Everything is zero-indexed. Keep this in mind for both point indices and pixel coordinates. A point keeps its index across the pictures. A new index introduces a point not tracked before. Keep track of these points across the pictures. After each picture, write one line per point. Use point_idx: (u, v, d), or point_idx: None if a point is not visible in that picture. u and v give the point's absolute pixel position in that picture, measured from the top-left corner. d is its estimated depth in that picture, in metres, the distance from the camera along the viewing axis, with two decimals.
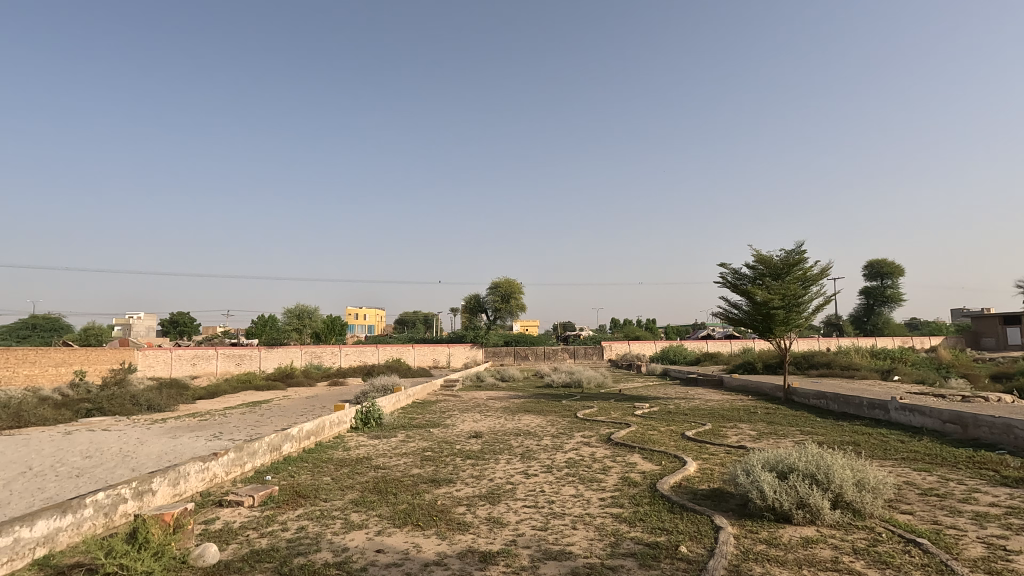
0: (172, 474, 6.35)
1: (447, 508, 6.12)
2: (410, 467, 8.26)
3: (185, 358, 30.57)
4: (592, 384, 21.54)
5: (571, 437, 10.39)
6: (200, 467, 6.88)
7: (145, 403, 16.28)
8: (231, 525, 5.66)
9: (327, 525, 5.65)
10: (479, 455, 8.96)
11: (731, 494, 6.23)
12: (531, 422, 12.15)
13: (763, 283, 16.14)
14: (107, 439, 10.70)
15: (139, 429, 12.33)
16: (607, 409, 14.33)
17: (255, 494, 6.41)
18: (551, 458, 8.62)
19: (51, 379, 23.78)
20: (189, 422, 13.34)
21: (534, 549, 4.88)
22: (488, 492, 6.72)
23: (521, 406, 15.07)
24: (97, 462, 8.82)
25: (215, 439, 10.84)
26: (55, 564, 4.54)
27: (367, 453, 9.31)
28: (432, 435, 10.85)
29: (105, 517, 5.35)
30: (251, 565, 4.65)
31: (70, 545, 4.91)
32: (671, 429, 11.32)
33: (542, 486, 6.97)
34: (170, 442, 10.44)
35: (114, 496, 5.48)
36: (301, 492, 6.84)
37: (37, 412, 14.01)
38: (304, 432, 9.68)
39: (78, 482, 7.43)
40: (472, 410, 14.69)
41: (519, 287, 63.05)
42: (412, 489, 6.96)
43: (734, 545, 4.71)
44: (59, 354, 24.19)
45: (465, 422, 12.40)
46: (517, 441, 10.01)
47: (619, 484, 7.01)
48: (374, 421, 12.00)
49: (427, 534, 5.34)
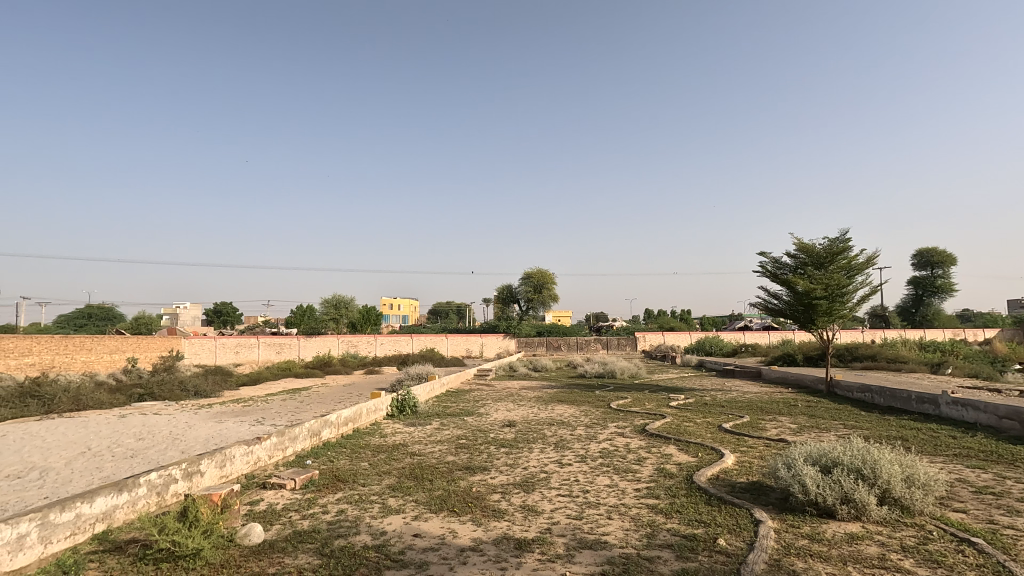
0: (219, 456, 6.61)
1: (482, 495, 6.19)
2: (446, 454, 8.38)
3: (229, 347, 31.78)
4: (625, 375, 21.49)
5: (605, 427, 10.33)
6: (245, 450, 7.14)
7: (192, 389, 17.02)
8: (275, 507, 5.86)
9: (366, 509, 5.79)
10: (513, 444, 8.99)
11: (771, 488, 6.09)
12: (565, 412, 12.11)
13: (805, 272, 15.66)
14: (157, 423, 11.21)
15: (187, 414, 12.89)
16: (642, 400, 14.15)
17: (296, 477, 6.63)
18: (585, 448, 8.59)
19: (106, 365, 24.97)
20: (234, 408, 13.85)
21: (569, 537, 4.89)
22: (522, 481, 6.75)
23: (555, 397, 15.01)
24: (149, 443, 9.26)
25: (259, 424, 11.26)
26: (113, 539, 4.81)
27: (403, 440, 9.49)
28: (466, 423, 11.00)
29: (158, 496, 5.61)
30: (294, 546, 4.80)
31: (126, 521, 5.18)
32: (708, 421, 11.12)
33: (576, 476, 6.97)
34: (217, 426, 10.87)
35: (166, 476, 5.74)
36: (340, 477, 7.03)
37: (94, 396, 14.80)
38: (343, 418, 9.93)
39: (133, 463, 7.82)
40: (505, 399, 14.78)
41: (552, 278, 62.73)
42: (448, 476, 7.06)
43: (774, 540, 4.60)
44: (113, 342, 25.46)
45: (498, 411, 12.44)
46: (551, 431, 10.00)
47: (654, 475, 6.93)
48: (410, 409, 12.21)
49: (463, 520, 5.41)
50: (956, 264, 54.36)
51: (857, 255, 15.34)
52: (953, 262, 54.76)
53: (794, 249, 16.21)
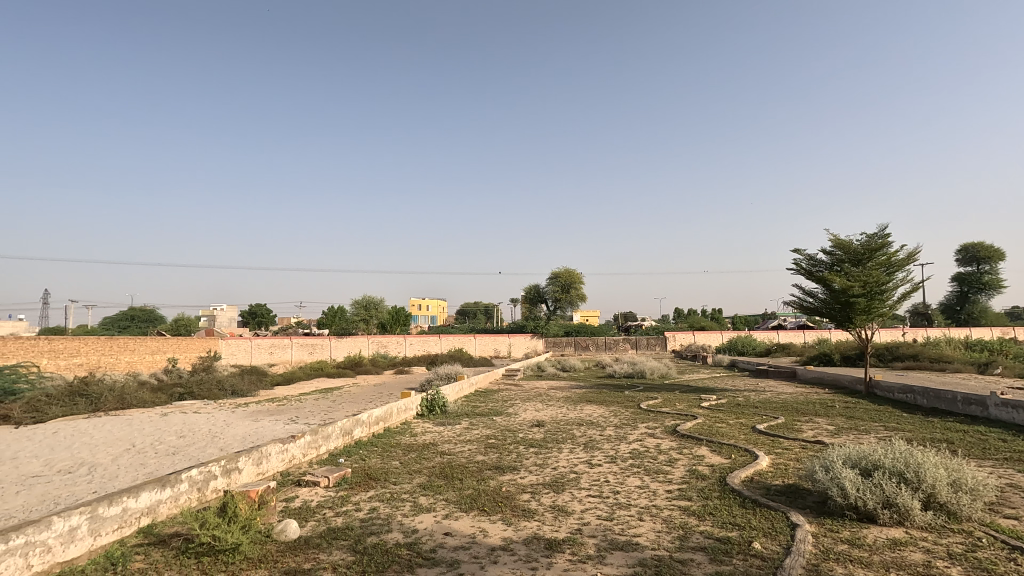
0: (256, 454, 6.79)
1: (512, 495, 6.20)
2: (475, 453, 8.43)
3: (263, 347, 32.60)
4: (655, 375, 21.22)
5: (635, 428, 10.22)
6: (281, 448, 7.31)
7: (229, 389, 17.52)
8: (309, 504, 6.00)
9: (397, 507, 5.87)
10: (542, 444, 8.97)
11: (808, 491, 5.94)
12: (594, 413, 12.04)
13: (841, 269, 15.21)
14: (197, 421, 11.58)
15: (225, 412, 13.29)
16: (672, 401, 13.96)
17: (330, 475, 6.76)
18: (615, 449, 8.52)
19: (148, 365, 25.92)
20: (269, 407, 14.20)
21: (599, 538, 4.86)
22: (551, 481, 6.74)
23: (584, 397, 14.93)
24: (190, 441, 9.58)
25: (293, 423, 11.52)
26: (157, 533, 4.99)
27: (434, 439, 9.57)
28: (495, 423, 11.03)
29: (199, 492, 5.80)
30: (328, 542, 4.90)
31: (170, 516, 5.37)
32: (741, 422, 10.90)
33: (606, 476, 6.92)
34: (253, 425, 11.16)
35: (206, 472, 5.92)
36: (372, 475, 7.13)
37: (138, 395, 15.38)
38: (374, 417, 10.08)
39: (174, 459, 8.10)
40: (534, 399, 14.76)
41: (580, 277, 62.40)
42: (478, 475, 7.10)
43: (812, 544, 4.48)
44: (155, 343, 26.43)
45: (526, 411, 12.44)
46: (580, 431, 9.94)
47: (686, 476, 6.83)
48: (439, 408, 12.32)
49: (493, 519, 5.43)
50: (1004, 259, 51.93)
51: (897, 251, 14.82)
52: (1002, 257, 52.34)
53: (829, 246, 15.75)
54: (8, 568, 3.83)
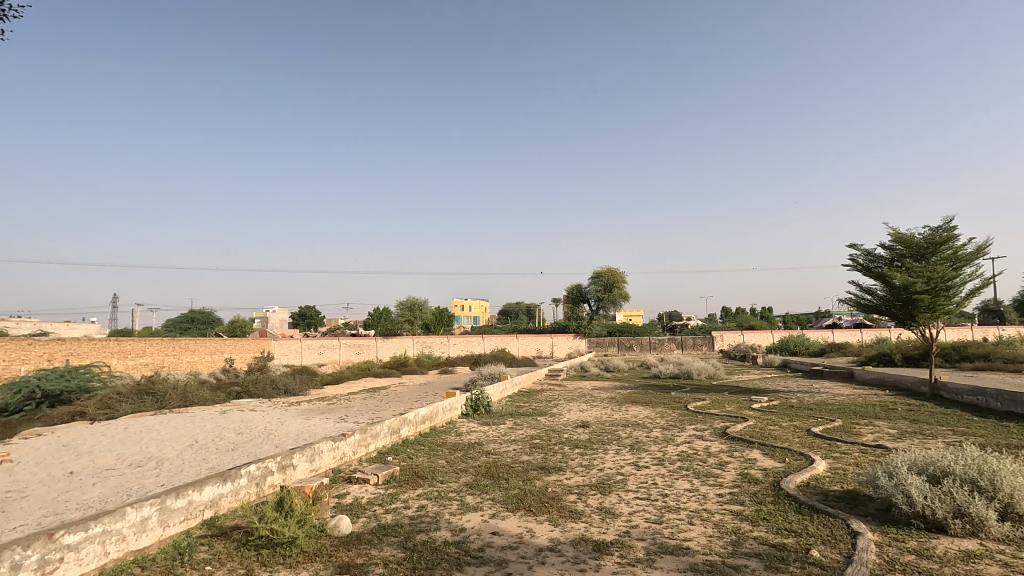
0: (309, 451, 7.03)
1: (558, 495, 6.18)
2: (521, 453, 8.44)
3: (313, 348, 33.69)
4: (702, 376, 20.71)
5: (683, 430, 10.00)
6: (332, 446, 7.54)
7: (283, 388, 18.20)
8: (360, 500, 6.16)
9: (445, 505, 5.95)
10: (588, 445, 8.91)
11: (869, 498, 5.67)
12: (640, 414, 11.86)
13: (902, 265, 14.44)
14: (254, 419, 12.09)
15: (279, 410, 13.81)
16: (721, 402, 13.60)
17: (379, 473, 6.92)
18: (662, 451, 8.36)
19: (207, 365, 27.25)
20: (320, 406, 14.67)
21: (649, 541, 4.78)
22: (598, 482, 6.68)
23: (629, 397, 14.74)
24: (247, 438, 10.01)
25: (343, 421, 11.85)
26: (219, 525, 5.24)
27: (479, 439, 9.66)
28: (540, 423, 11.02)
29: (257, 486, 6.04)
30: (379, 539, 5.01)
31: (230, 509, 5.62)
32: (795, 425, 10.50)
33: (653, 479, 6.80)
34: (305, 423, 11.55)
35: (263, 468, 6.17)
36: (420, 473, 7.26)
37: (199, 393, 16.19)
38: (420, 416, 10.26)
39: (234, 455, 8.48)
40: (578, 399, 14.67)
41: (623, 276, 61.67)
42: (523, 475, 7.11)
43: (875, 554, 4.27)
44: (213, 344, 27.78)
45: (571, 411, 12.37)
46: (626, 432, 9.81)
47: (737, 480, 6.63)
48: (484, 408, 12.41)
49: (540, 519, 5.43)
50: None
51: (964, 245, 13.95)
52: None
53: (888, 240, 14.98)
54: (87, 554, 4.12)
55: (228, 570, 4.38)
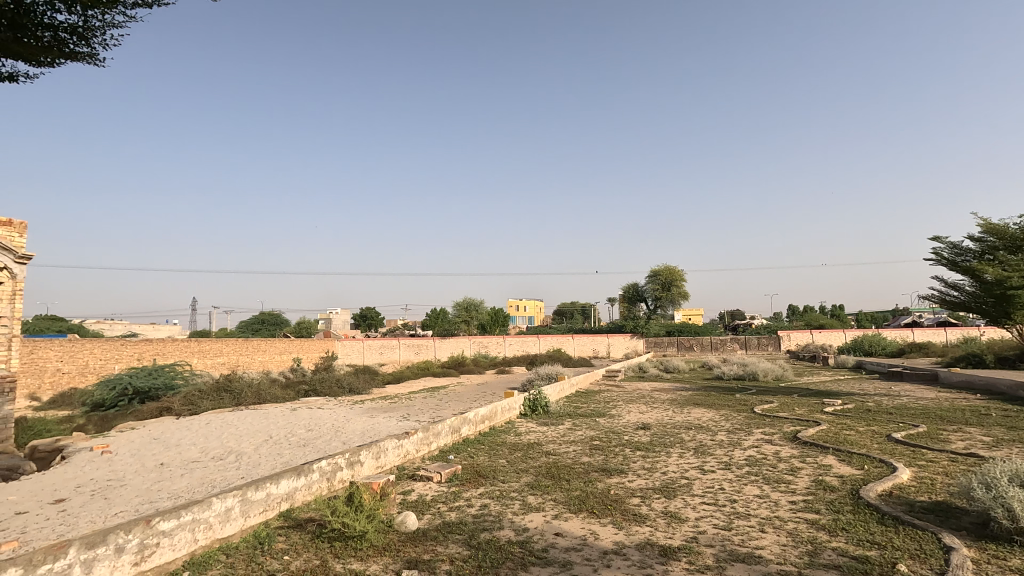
0: (376, 448, 7.26)
1: (621, 498, 6.10)
2: (581, 454, 8.39)
3: (374, 348, 34.78)
4: (768, 377, 19.85)
5: (750, 434, 9.61)
6: (397, 443, 7.75)
7: (348, 387, 18.91)
8: (425, 498, 6.30)
9: (507, 505, 5.99)
10: (649, 447, 8.73)
11: (963, 511, 5.25)
12: (703, 416, 11.51)
13: (994, 258, 13.29)
14: (322, 416, 12.64)
15: (345, 409, 14.35)
16: (791, 405, 12.99)
17: (442, 471, 7.06)
18: (729, 455, 8.08)
19: (278, 364, 28.74)
20: (383, 404, 15.14)
21: (718, 548, 4.63)
22: (661, 486, 6.53)
23: (691, 399, 14.33)
24: (317, 434, 10.47)
25: (405, 420, 12.17)
26: (295, 517, 5.50)
27: (538, 439, 9.67)
28: (599, 424, 10.91)
29: (329, 481, 6.31)
30: (444, 536, 5.11)
31: (305, 502, 5.89)
32: (873, 430, 9.87)
33: (720, 483, 6.58)
34: (370, 421, 11.96)
35: (334, 464, 6.43)
36: (482, 472, 7.35)
37: (271, 391, 17.09)
38: (480, 416, 10.38)
39: (305, 451, 8.90)
40: (638, 401, 14.41)
41: (681, 274, 60.08)
42: (584, 476, 7.06)
43: (972, 572, 3.96)
44: (283, 344, 29.24)
45: (630, 413, 12.18)
46: (689, 435, 9.55)
47: (811, 488, 6.31)
48: (542, 408, 12.42)
49: (604, 522, 5.37)
50: None
51: None
52: None
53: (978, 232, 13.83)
54: (180, 540, 4.44)
55: (304, 560, 4.59)
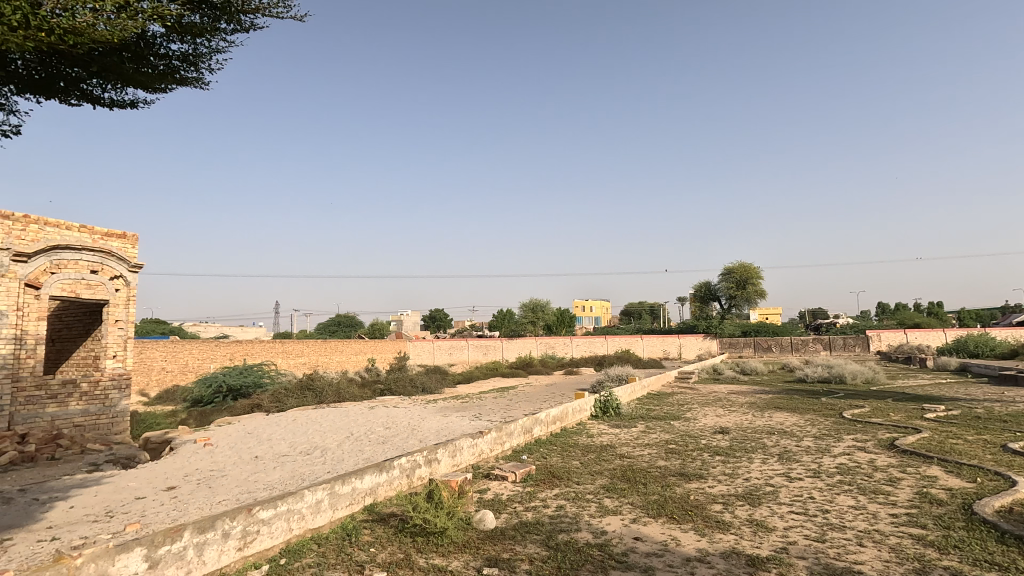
0: (452, 446, 7.42)
1: (702, 504, 5.90)
2: (656, 458, 8.19)
3: (444, 348, 35.61)
4: (858, 380, 18.53)
5: (841, 440, 9.01)
6: (471, 442, 7.89)
7: (420, 386, 19.47)
8: (501, 497, 6.38)
9: (584, 507, 5.95)
10: (729, 452, 8.38)
11: None
12: (787, 420, 10.92)
13: None
14: (399, 415, 13.10)
15: (419, 408, 14.80)
16: (885, 410, 12.06)
17: (516, 471, 7.11)
18: (817, 462, 7.61)
19: (354, 364, 30.08)
20: (455, 404, 15.47)
21: (811, 561, 4.38)
22: (745, 493, 6.25)
23: (772, 403, 13.62)
24: (395, 432, 10.86)
25: (478, 419, 12.38)
26: (378, 511, 5.73)
27: (611, 441, 9.53)
28: (674, 427, 10.61)
29: (408, 478, 6.52)
30: (522, 536, 5.14)
31: (387, 497, 6.12)
32: (984, 439, 8.97)
33: (810, 492, 6.21)
34: (443, 420, 12.26)
35: (413, 461, 6.64)
36: (556, 473, 7.34)
37: (350, 390, 17.90)
38: (551, 417, 10.37)
39: (385, 448, 9.25)
40: (713, 404, 13.89)
41: (756, 272, 57.43)
42: (662, 480, 6.89)
43: None
44: (359, 345, 30.57)
45: (707, 416, 11.75)
46: (772, 440, 9.10)
47: (915, 500, 5.83)
48: (613, 410, 12.24)
49: (685, 528, 5.22)
50: None
51: None
52: None
53: None
54: (277, 529, 4.74)
55: (389, 553, 4.76)
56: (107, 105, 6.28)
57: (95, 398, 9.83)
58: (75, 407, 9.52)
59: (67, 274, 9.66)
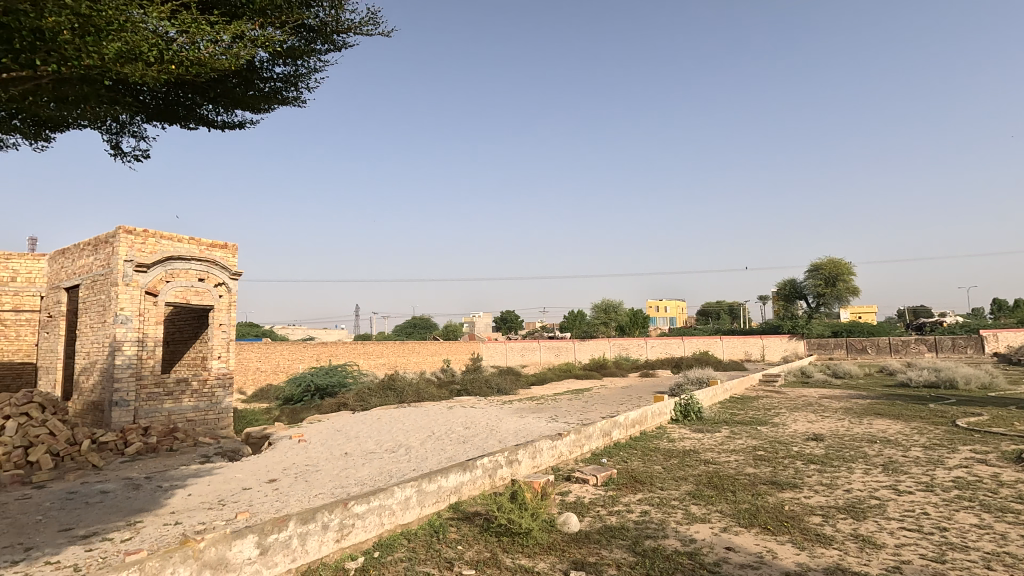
0: (532, 448, 7.46)
1: (798, 515, 5.57)
2: (745, 465, 7.81)
3: (517, 349, 35.86)
4: (971, 385, 16.78)
5: (955, 451, 8.19)
6: (551, 444, 7.88)
7: (496, 388, 19.72)
8: (583, 500, 6.33)
9: (670, 513, 5.78)
10: (826, 461, 7.86)
11: None
12: (890, 428, 10.07)
13: None
14: (476, 415, 13.34)
15: (496, 408, 14.99)
16: (1008, 419, 10.83)
17: (597, 474, 7.03)
18: (929, 475, 6.96)
19: (430, 365, 30.98)
20: (530, 405, 15.54)
21: None
22: (846, 505, 5.83)
23: (872, 409, 12.61)
24: (474, 432, 11.07)
25: (555, 421, 12.35)
26: (463, 510, 5.86)
27: (694, 446, 9.21)
28: (762, 433, 10.09)
29: (491, 478, 6.62)
30: (607, 540, 5.07)
31: (471, 496, 6.25)
32: None
33: (923, 507, 5.69)
34: (521, 421, 12.35)
35: (495, 461, 6.73)
36: (638, 478, 7.18)
37: (428, 391, 18.44)
38: (630, 420, 10.17)
39: (465, 448, 9.45)
40: (804, 409, 13.06)
41: (848, 268, 53.57)
42: (752, 489, 6.57)
43: None
44: (435, 346, 31.43)
45: (798, 422, 11.07)
46: (874, 449, 8.43)
47: None
48: (694, 414, 11.83)
49: (782, 540, 4.94)
50: None
51: None
52: None
53: None
54: (370, 523, 4.97)
55: (476, 551, 4.86)
56: (218, 127, 6.81)
57: (204, 396, 10.72)
58: (187, 403, 10.43)
59: (179, 282, 10.62)
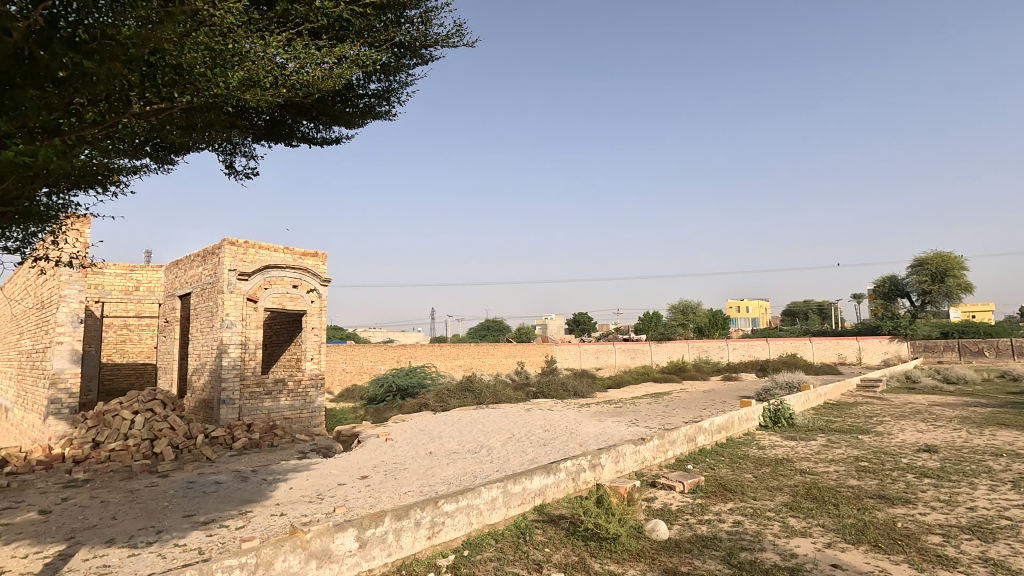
0: (614, 452, 7.35)
1: (913, 533, 5.11)
2: (847, 476, 7.28)
3: (591, 352, 35.48)
4: None
5: None
6: (634, 449, 7.72)
7: (572, 390, 19.61)
8: (671, 507, 6.15)
9: (766, 525, 5.48)
10: (942, 474, 7.16)
11: None
12: (1018, 440, 9.01)
13: None
14: (554, 418, 13.33)
15: (573, 411, 14.91)
16: None
17: (684, 481, 6.80)
18: None
19: (505, 367, 31.33)
20: (609, 408, 15.32)
21: None
22: (970, 524, 5.28)
23: (995, 418, 11.34)
24: (553, 435, 11.06)
25: (635, 425, 12.09)
26: (548, 512, 5.87)
27: (787, 454, 8.70)
28: (864, 443, 9.36)
29: (574, 482, 6.58)
30: (699, 550, 4.89)
31: (555, 498, 6.24)
32: None
33: None
34: (600, 424, 12.20)
35: (578, 465, 6.69)
36: (728, 486, 6.88)
37: (505, 393, 18.65)
38: (716, 425, 9.76)
39: (546, 450, 9.46)
40: (912, 417, 11.97)
41: (958, 262, 48.71)
42: (857, 502, 6.10)
43: None
44: (509, 348, 31.76)
45: (906, 431, 10.17)
46: (1000, 464, 7.58)
47: None
48: (786, 421, 11.18)
49: (895, 559, 4.56)
50: None
51: None
52: None
53: None
54: (459, 521, 5.10)
55: (564, 555, 4.85)
56: (319, 143, 7.26)
57: (299, 395, 11.44)
58: (284, 402, 11.17)
59: (276, 289, 11.42)
